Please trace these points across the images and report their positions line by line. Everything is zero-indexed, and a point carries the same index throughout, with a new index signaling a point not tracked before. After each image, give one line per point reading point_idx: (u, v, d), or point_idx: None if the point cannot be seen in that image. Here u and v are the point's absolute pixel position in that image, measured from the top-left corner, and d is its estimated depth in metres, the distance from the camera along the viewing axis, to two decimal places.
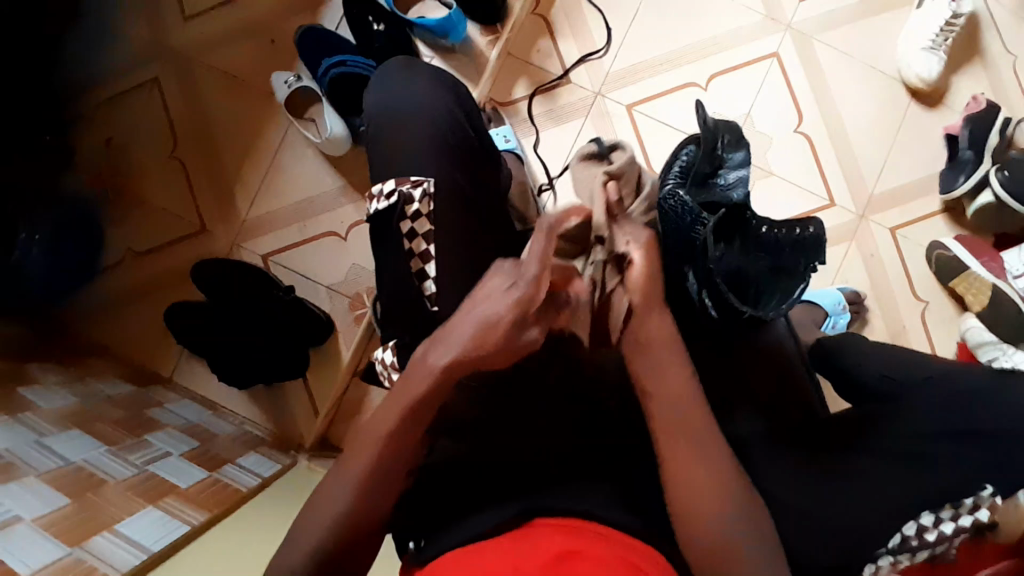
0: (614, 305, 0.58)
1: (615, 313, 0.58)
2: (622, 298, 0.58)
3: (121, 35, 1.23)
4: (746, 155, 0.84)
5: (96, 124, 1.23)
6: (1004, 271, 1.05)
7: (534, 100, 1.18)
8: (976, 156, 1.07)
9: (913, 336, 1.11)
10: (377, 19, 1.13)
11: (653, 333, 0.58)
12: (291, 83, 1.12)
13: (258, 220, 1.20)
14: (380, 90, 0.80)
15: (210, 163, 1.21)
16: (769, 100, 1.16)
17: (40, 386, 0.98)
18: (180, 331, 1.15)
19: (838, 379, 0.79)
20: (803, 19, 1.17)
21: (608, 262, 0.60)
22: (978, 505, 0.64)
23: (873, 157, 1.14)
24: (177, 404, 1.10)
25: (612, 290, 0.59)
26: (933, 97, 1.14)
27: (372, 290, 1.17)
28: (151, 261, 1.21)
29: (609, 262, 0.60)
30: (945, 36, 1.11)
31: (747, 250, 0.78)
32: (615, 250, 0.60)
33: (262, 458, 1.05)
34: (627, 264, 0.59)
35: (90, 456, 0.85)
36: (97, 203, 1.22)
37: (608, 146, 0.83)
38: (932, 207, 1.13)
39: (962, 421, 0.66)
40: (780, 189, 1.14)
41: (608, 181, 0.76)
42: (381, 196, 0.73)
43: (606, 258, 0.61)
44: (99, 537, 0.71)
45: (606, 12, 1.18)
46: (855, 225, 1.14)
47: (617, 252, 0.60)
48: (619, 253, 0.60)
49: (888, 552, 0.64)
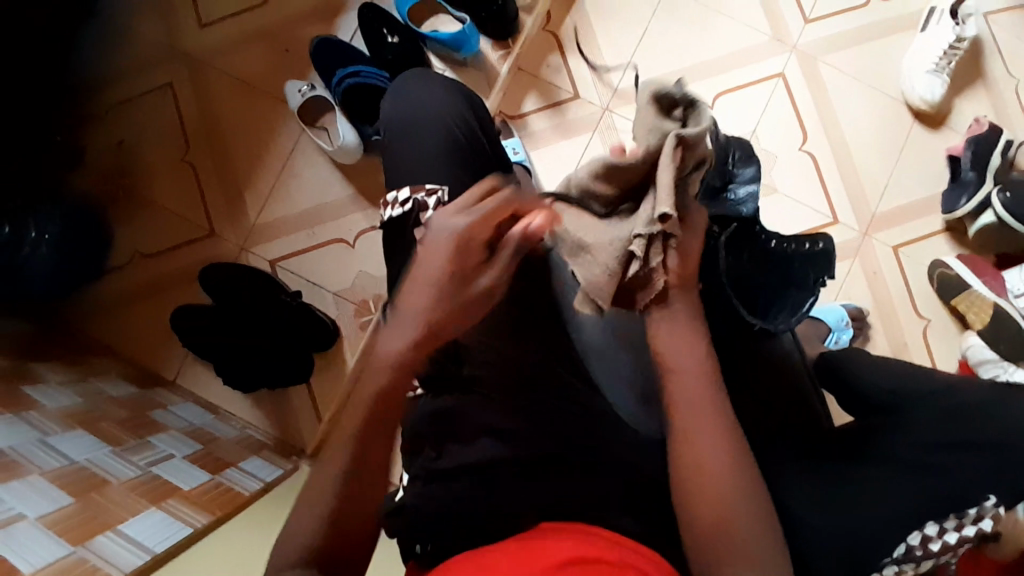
0: (649, 286, 0.55)
1: (649, 291, 0.56)
2: (662, 279, 0.55)
3: (137, 41, 1.25)
4: (753, 172, 0.89)
5: (108, 127, 1.25)
6: (1004, 290, 1.05)
7: (543, 114, 1.19)
8: (978, 177, 1.09)
9: (914, 353, 1.11)
10: (392, 31, 1.15)
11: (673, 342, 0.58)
12: (305, 92, 1.15)
13: (267, 226, 1.21)
14: (397, 97, 0.81)
15: (221, 167, 1.22)
16: (775, 118, 1.17)
17: (45, 385, 0.98)
18: (186, 334, 1.15)
19: (844, 392, 0.80)
20: (809, 41, 1.19)
21: (653, 238, 0.54)
22: (981, 516, 0.64)
23: (876, 177, 1.16)
24: (179, 407, 1.10)
25: (653, 269, 0.55)
26: (936, 119, 1.16)
27: (380, 296, 1.18)
28: (158, 264, 1.21)
29: (657, 238, 0.54)
30: (948, 60, 1.13)
31: (757, 262, 0.80)
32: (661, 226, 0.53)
33: (264, 462, 1.05)
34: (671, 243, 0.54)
35: (93, 456, 0.85)
36: (107, 204, 1.23)
37: (687, 94, 0.56)
38: (934, 226, 1.14)
39: (964, 435, 0.67)
40: (785, 206, 1.16)
41: (677, 151, 0.53)
42: (395, 203, 0.75)
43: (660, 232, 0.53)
44: (101, 536, 0.71)
45: (615, 29, 1.20)
46: (858, 243, 1.15)
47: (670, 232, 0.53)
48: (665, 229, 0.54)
49: (894, 561, 0.64)
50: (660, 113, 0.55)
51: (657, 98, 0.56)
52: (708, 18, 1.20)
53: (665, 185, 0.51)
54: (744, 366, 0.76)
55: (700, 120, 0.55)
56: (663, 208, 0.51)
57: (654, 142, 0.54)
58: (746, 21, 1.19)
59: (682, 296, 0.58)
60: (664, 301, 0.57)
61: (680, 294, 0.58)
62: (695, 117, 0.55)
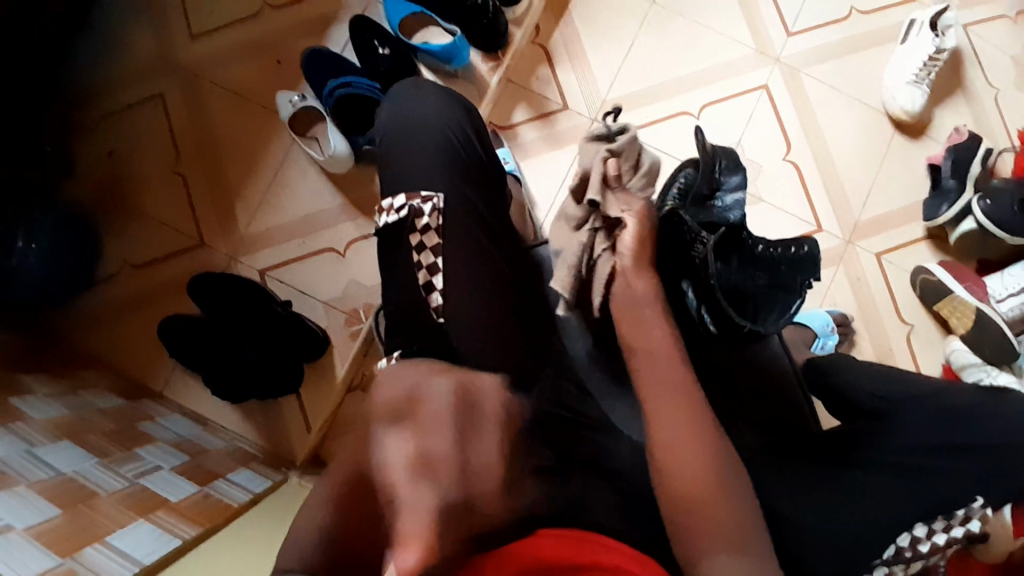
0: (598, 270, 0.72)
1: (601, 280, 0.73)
2: (606, 259, 0.71)
3: (127, 51, 1.25)
4: (740, 179, 0.89)
5: (97, 138, 1.24)
6: (987, 295, 1.08)
7: (532, 125, 1.21)
8: (959, 185, 1.12)
9: (898, 357, 1.13)
10: (383, 43, 1.17)
11: None
12: (296, 102, 1.16)
13: (256, 237, 1.20)
14: (392, 106, 0.82)
15: (211, 178, 1.22)
16: (759, 128, 1.20)
17: (32, 396, 0.96)
18: (176, 344, 1.14)
19: (832, 401, 0.76)
20: (792, 53, 1.21)
21: (601, 229, 0.71)
22: (969, 517, 0.66)
23: (860, 186, 1.18)
24: (168, 418, 1.08)
25: (600, 254, 0.72)
26: (916, 130, 1.19)
27: (371, 306, 1.17)
28: (145, 275, 1.20)
29: (603, 228, 0.71)
30: (928, 71, 1.16)
31: (745, 266, 0.80)
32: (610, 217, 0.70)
33: (253, 474, 1.03)
34: (620, 229, 0.70)
35: (81, 468, 0.83)
36: (96, 216, 1.22)
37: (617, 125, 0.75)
38: (916, 233, 1.17)
39: (953, 435, 0.68)
40: (771, 215, 1.17)
41: (608, 161, 0.71)
42: (391, 209, 0.76)
43: (602, 225, 0.71)
44: (89, 548, 0.69)
45: (602, 42, 1.22)
46: (842, 250, 1.17)
47: (610, 216, 0.69)
48: (613, 219, 0.70)
49: (883, 563, 0.65)
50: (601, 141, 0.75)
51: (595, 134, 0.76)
52: (693, 30, 1.22)
53: (591, 184, 0.70)
54: (733, 368, 0.78)
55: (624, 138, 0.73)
56: (591, 196, 0.69)
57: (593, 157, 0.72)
58: (730, 34, 1.22)
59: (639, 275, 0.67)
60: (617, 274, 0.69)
61: (629, 271, 0.68)
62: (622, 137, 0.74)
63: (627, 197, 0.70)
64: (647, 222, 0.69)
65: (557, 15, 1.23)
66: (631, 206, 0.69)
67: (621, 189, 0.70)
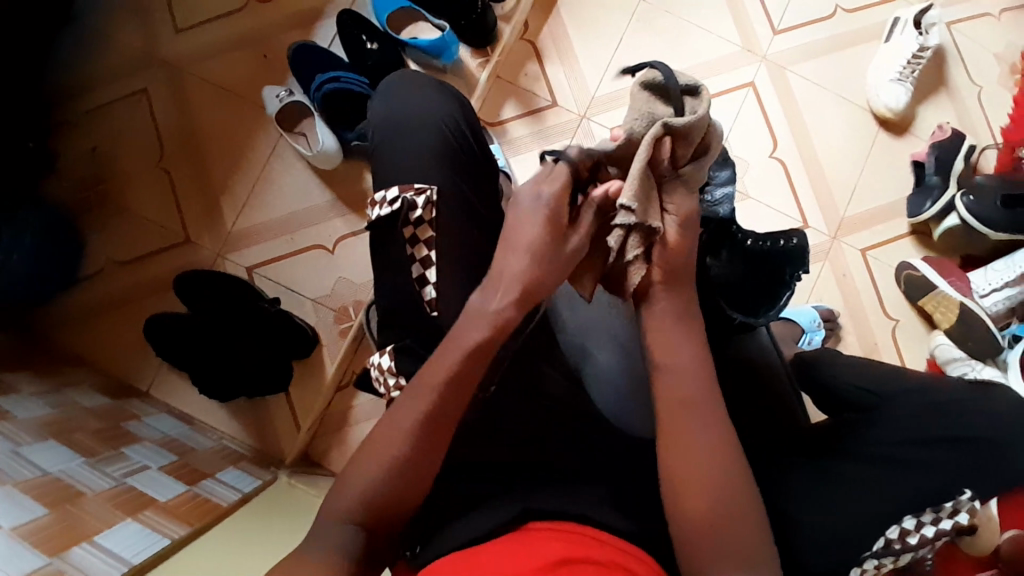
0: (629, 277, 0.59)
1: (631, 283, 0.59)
2: (638, 272, 0.58)
3: (112, 45, 1.23)
4: (729, 176, 0.85)
5: (80, 133, 1.22)
6: (971, 290, 1.10)
7: (521, 121, 1.21)
8: (942, 181, 1.14)
9: (884, 352, 1.15)
10: (371, 38, 1.16)
11: (677, 368, 0.58)
12: (284, 97, 1.15)
13: (244, 233, 1.19)
14: (385, 99, 0.82)
15: (197, 172, 1.20)
16: (747, 126, 1.21)
17: (16, 395, 0.94)
18: (162, 343, 1.13)
19: (819, 395, 0.79)
20: (778, 51, 1.23)
21: (637, 230, 0.57)
22: (958, 510, 0.65)
23: (845, 182, 1.20)
24: (154, 418, 1.07)
25: (631, 262, 0.58)
26: (901, 126, 1.21)
27: (361, 302, 1.17)
28: (131, 272, 1.19)
29: (637, 229, 0.57)
30: (912, 68, 1.18)
31: (736, 261, 0.79)
32: (649, 222, 0.56)
33: (242, 473, 1.02)
34: (659, 238, 0.58)
35: (67, 467, 0.82)
36: (81, 212, 1.20)
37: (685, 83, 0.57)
38: (900, 229, 1.18)
39: (939, 430, 0.68)
40: (759, 211, 1.19)
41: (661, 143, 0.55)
42: (384, 202, 0.75)
43: (642, 223, 0.56)
44: (77, 547, 0.68)
45: (592, 38, 1.23)
46: (828, 247, 1.18)
47: (650, 225, 0.56)
48: (654, 225, 0.57)
49: (873, 555, 0.65)
50: (660, 100, 0.57)
51: (652, 86, 0.57)
52: (682, 28, 1.23)
53: (632, 177, 0.54)
54: (727, 365, 0.79)
55: (695, 106, 0.56)
56: (624, 199, 0.54)
57: (642, 128, 0.56)
58: (718, 32, 1.23)
59: (668, 294, 0.59)
60: (647, 298, 0.60)
61: (661, 295, 0.59)
62: (691, 103, 0.57)
63: (677, 194, 0.58)
64: (690, 235, 0.59)
65: (546, 12, 1.23)
66: (680, 207, 0.58)
67: (673, 180, 0.58)
